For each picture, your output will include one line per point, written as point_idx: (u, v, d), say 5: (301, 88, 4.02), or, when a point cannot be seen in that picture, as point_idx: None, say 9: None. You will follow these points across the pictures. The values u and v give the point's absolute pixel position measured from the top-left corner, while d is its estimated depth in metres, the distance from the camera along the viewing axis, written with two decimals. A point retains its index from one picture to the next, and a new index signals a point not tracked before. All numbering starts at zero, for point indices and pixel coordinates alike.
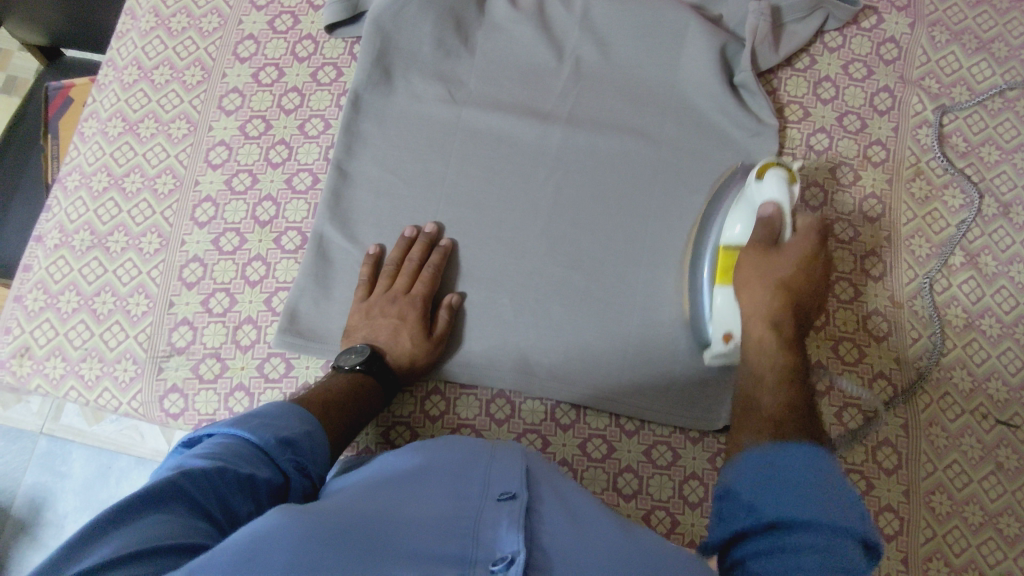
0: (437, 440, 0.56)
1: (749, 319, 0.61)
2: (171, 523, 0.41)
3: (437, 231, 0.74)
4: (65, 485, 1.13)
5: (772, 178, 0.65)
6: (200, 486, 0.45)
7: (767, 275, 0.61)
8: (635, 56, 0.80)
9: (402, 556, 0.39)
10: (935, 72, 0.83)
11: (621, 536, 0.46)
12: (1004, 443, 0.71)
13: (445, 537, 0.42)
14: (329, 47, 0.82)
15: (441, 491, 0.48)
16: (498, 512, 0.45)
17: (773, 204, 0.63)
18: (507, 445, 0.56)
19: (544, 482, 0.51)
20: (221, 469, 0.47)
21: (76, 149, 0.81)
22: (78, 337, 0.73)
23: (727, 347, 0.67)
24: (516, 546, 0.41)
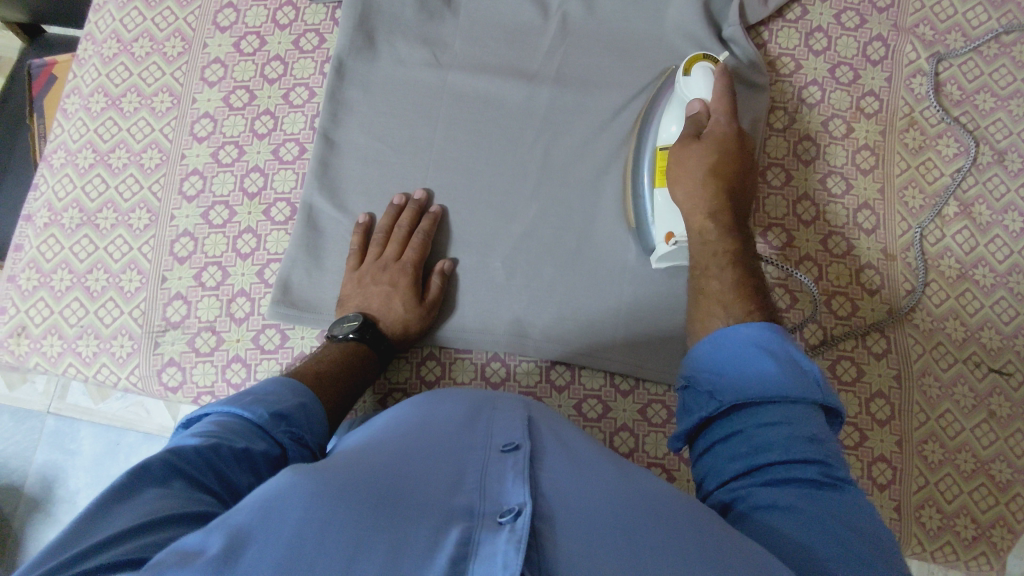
0: (437, 395, 0.56)
1: (691, 214, 0.65)
2: (171, 497, 0.42)
3: (426, 198, 0.74)
4: (75, 462, 1.15)
5: (698, 73, 0.67)
6: (194, 463, 0.45)
7: (699, 171, 0.64)
8: (622, 11, 0.78)
9: (413, 506, 0.39)
10: (930, 19, 0.81)
11: (623, 483, 0.45)
12: (997, 391, 0.71)
13: (451, 489, 0.42)
14: (311, 13, 0.81)
15: (444, 440, 0.48)
16: (503, 464, 0.45)
17: (700, 101, 0.67)
18: (508, 399, 0.56)
19: (547, 431, 0.51)
20: (215, 446, 0.47)
21: (59, 126, 0.80)
22: (74, 314, 0.73)
23: (671, 248, 0.68)
24: (523, 497, 0.40)
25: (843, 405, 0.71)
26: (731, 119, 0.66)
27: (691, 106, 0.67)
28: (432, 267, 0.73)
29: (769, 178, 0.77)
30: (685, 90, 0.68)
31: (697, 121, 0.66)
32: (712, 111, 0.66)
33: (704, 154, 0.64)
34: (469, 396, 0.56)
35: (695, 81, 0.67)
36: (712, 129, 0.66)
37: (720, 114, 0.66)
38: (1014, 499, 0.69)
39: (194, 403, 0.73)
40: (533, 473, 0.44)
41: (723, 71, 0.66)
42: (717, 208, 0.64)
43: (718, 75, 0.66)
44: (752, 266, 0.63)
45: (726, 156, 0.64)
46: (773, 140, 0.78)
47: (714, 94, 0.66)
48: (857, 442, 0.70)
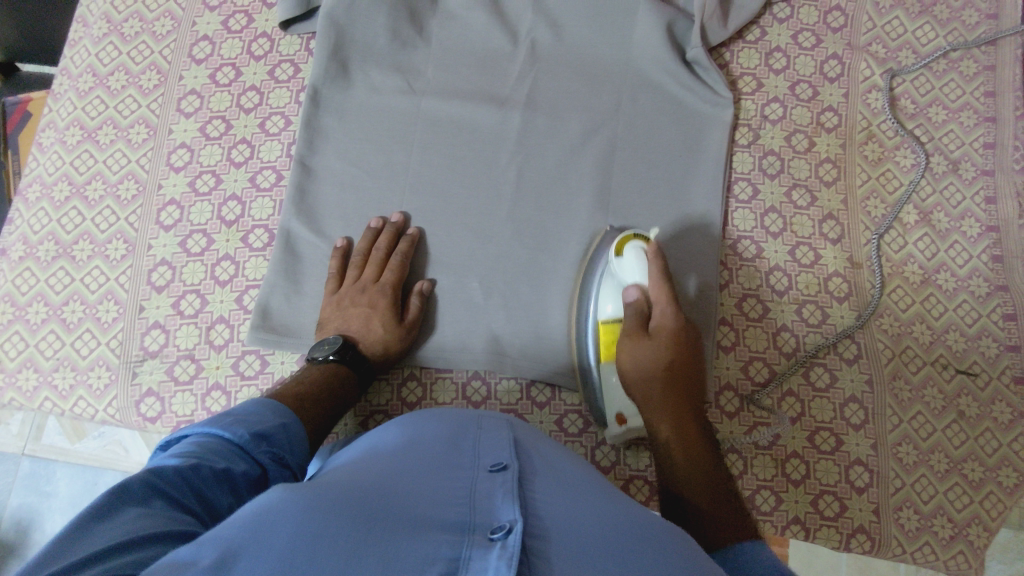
0: (423, 415, 0.56)
1: (651, 421, 0.64)
2: (151, 516, 0.42)
3: (403, 221, 0.75)
4: (51, 504, 1.12)
5: (632, 257, 0.67)
6: (175, 483, 0.45)
7: (651, 366, 0.64)
8: (589, 36, 0.81)
9: (406, 522, 0.39)
10: (882, 37, 0.85)
11: (607, 504, 0.46)
12: (965, 392, 0.73)
13: (441, 505, 0.42)
14: (286, 44, 0.82)
15: (434, 460, 0.48)
16: (492, 482, 0.45)
17: (636, 285, 0.66)
18: (494, 419, 0.56)
19: (533, 451, 0.52)
20: (196, 466, 0.47)
21: (35, 160, 0.80)
22: (50, 347, 0.73)
23: (623, 429, 0.68)
24: (514, 514, 0.40)
25: (818, 411, 0.73)
26: (675, 308, 0.66)
27: (629, 294, 0.66)
28: (411, 289, 0.74)
29: (737, 193, 0.80)
30: (620, 273, 0.68)
31: (639, 309, 0.66)
32: (654, 300, 0.66)
33: (656, 354, 0.64)
34: (455, 416, 0.56)
35: (629, 263, 0.67)
36: (659, 325, 0.65)
37: (663, 303, 0.66)
38: (988, 497, 0.70)
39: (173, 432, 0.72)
40: (522, 491, 0.45)
41: (655, 252, 0.67)
42: (674, 402, 0.63)
43: (652, 258, 0.66)
44: (711, 450, 0.62)
45: (675, 350, 0.64)
46: (739, 156, 0.81)
47: (651, 279, 0.66)
48: (834, 447, 0.72)
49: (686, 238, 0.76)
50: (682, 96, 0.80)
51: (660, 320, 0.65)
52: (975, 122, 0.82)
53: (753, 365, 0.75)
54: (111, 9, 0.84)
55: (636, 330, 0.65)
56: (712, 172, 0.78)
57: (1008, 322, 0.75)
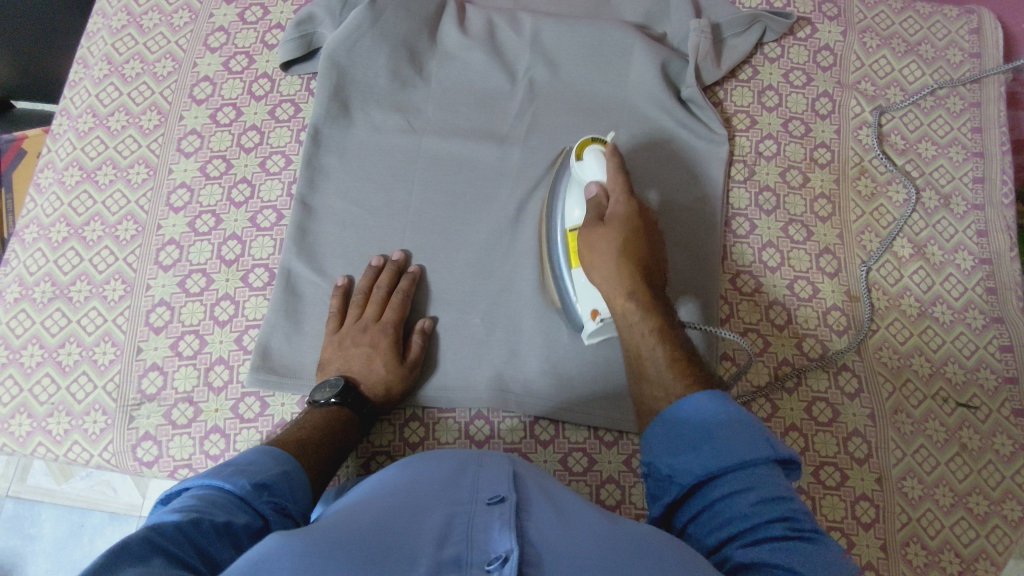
0: (422, 456, 0.55)
1: (611, 297, 0.63)
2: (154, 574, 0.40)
3: (404, 258, 0.75)
4: (36, 547, 1.09)
5: (591, 157, 0.67)
6: (176, 540, 0.44)
7: (612, 256, 0.62)
8: (585, 75, 0.83)
9: (401, 559, 0.39)
10: (870, 75, 0.87)
11: (606, 525, 0.46)
12: (966, 424, 0.74)
13: (437, 542, 0.42)
14: (286, 84, 0.83)
15: (429, 496, 0.48)
16: (490, 515, 0.45)
17: (597, 183, 0.66)
18: (494, 454, 0.56)
19: (533, 484, 0.51)
20: (197, 520, 0.46)
21: (32, 201, 0.80)
22: (44, 391, 0.72)
23: (597, 325, 0.67)
24: (509, 543, 0.40)
25: (822, 446, 0.73)
26: (630, 197, 0.65)
27: (588, 190, 0.66)
28: (413, 326, 0.74)
29: (734, 229, 0.80)
30: (581, 175, 0.68)
31: (597, 204, 0.65)
32: (610, 192, 0.65)
33: (612, 238, 0.63)
34: (454, 454, 0.55)
35: (589, 165, 0.67)
36: (614, 214, 0.64)
37: (618, 193, 0.65)
38: (995, 531, 0.70)
39: (170, 477, 0.70)
40: (521, 523, 0.44)
41: (612, 150, 0.66)
42: (636, 287, 0.61)
43: (609, 155, 0.66)
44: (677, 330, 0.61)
45: (632, 237, 0.63)
46: (735, 191, 0.82)
47: (609, 174, 0.66)
48: (838, 482, 0.71)
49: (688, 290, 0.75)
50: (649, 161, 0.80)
51: (618, 206, 0.64)
52: (963, 157, 0.84)
53: (757, 402, 0.74)
54: (112, 50, 0.85)
55: (594, 221, 0.65)
56: (710, 210, 0.79)
57: (1005, 354, 0.76)
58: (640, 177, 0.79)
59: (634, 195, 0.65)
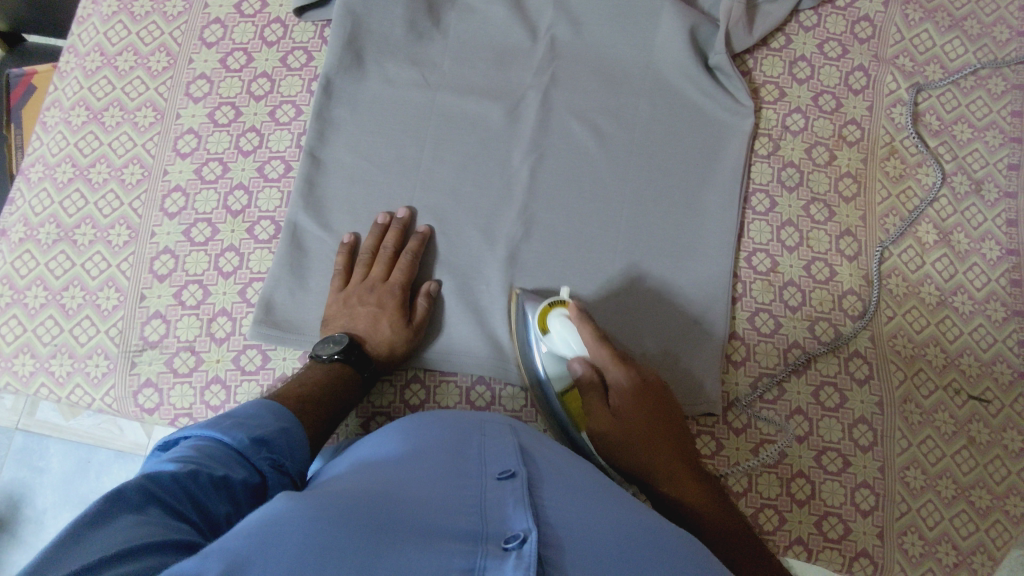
0: (427, 419, 0.54)
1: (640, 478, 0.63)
2: (147, 524, 0.40)
3: (409, 216, 0.74)
4: (42, 479, 1.12)
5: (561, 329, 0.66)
6: (171, 490, 0.44)
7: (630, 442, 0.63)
8: (610, 36, 0.80)
9: (414, 529, 0.38)
10: (909, 50, 0.83)
11: (620, 511, 0.45)
12: (976, 418, 0.72)
13: (449, 514, 0.41)
14: (299, 30, 0.81)
15: (435, 466, 0.47)
16: (502, 491, 0.44)
17: (580, 359, 0.66)
18: (499, 424, 0.55)
19: (540, 458, 0.50)
20: (193, 474, 0.46)
21: (38, 139, 0.78)
22: (48, 333, 0.71)
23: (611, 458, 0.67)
24: (528, 523, 0.39)
25: (826, 431, 0.72)
26: (622, 362, 0.65)
27: (576, 369, 0.66)
28: (419, 288, 0.73)
29: (754, 205, 0.78)
30: (554, 348, 0.67)
31: (591, 381, 0.65)
32: (602, 365, 0.65)
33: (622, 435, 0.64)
34: (459, 421, 0.54)
35: (559, 336, 0.66)
36: (619, 403, 0.64)
37: (611, 368, 0.65)
38: (995, 526, 0.69)
39: (170, 425, 0.71)
40: (534, 500, 0.44)
41: (581, 317, 0.66)
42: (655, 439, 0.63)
43: (581, 326, 0.65)
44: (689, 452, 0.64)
45: (641, 393, 0.64)
46: (757, 166, 0.79)
47: (590, 347, 0.66)
48: (840, 468, 0.71)
49: (681, 289, 0.74)
50: (667, 150, 0.77)
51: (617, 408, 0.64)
52: (1000, 142, 0.80)
53: (761, 381, 0.73)
54: None
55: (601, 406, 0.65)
56: (728, 183, 0.76)
57: None
58: (612, 152, 0.77)
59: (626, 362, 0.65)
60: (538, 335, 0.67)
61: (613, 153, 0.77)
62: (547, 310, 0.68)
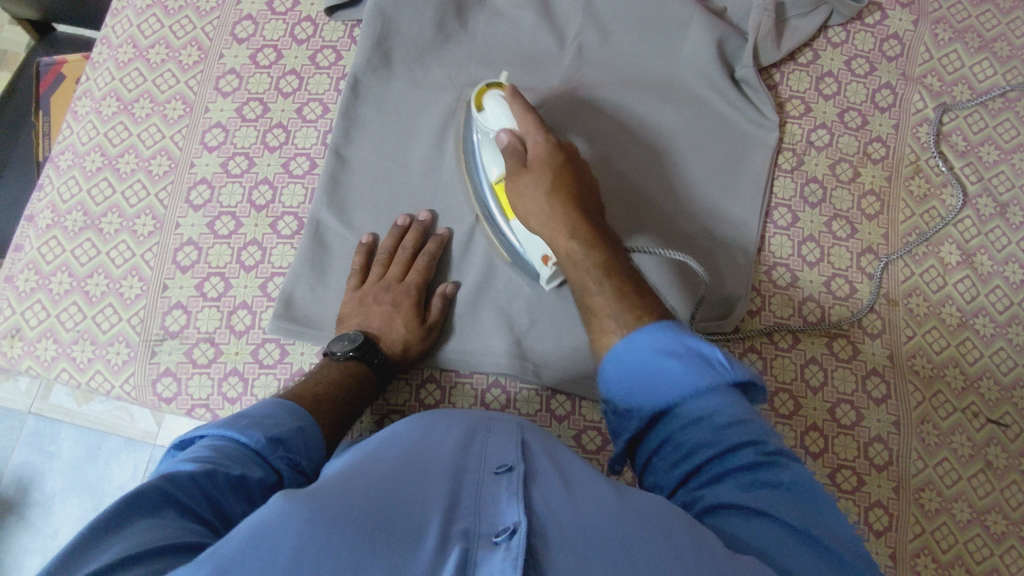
0: (432, 415, 0.54)
1: (552, 237, 0.64)
2: (165, 526, 0.40)
3: (430, 219, 0.74)
4: (53, 464, 1.13)
5: (494, 106, 0.69)
6: (189, 491, 0.44)
7: (540, 196, 0.64)
8: (636, 45, 0.80)
9: (410, 529, 0.38)
10: (938, 70, 0.82)
11: (615, 497, 0.45)
12: (994, 442, 0.72)
13: (446, 514, 0.41)
14: (329, 30, 0.81)
15: (435, 461, 0.47)
16: (497, 487, 0.44)
17: (507, 130, 0.67)
18: (504, 421, 0.55)
19: (541, 452, 0.50)
20: (211, 472, 0.46)
21: (69, 127, 0.79)
22: (71, 319, 0.72)
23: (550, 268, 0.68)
24: (517, 515, 0.40)
25: (841, 448, 0.71)
26: (545, 134, 0.67)
27: (501, 138, 0.67)
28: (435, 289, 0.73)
29: (775, 219, 0.78)
30: (488, 126, 0.70)
31: (514, 149, 0.66)
32: (526, 135, 0.67)
33: (540, 182, 0.64)
34: (462, 417, 0.54)
35: (492, 112, 0.69)
36: (537, 157, 0.66)
37: (533, 134, 0.67)
38: (1010, 552, 0.69)
39: (187, 415, 0.71)
40: (528, 494, 0.44)
41: (512, 94, 0.69)
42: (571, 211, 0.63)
43: (510, 99, 0.68)
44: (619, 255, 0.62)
45: (557, 172, 0.65)
46: (780, 180, 0.79)
47: (517, 117, 0.68)
48: (854, 487, 0.70)
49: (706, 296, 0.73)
50: (690, 161, 0.77)
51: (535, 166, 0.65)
52: None
53: (778, 397, 0.73)
54: None
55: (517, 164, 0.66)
56: (750, 195, 0.77)
57: None
58: (636, 160, 0.77)
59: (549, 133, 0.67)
60: (474, 114, 0.71)
61: (637, 159, 0.77)
62: (484, 92, 0.71)
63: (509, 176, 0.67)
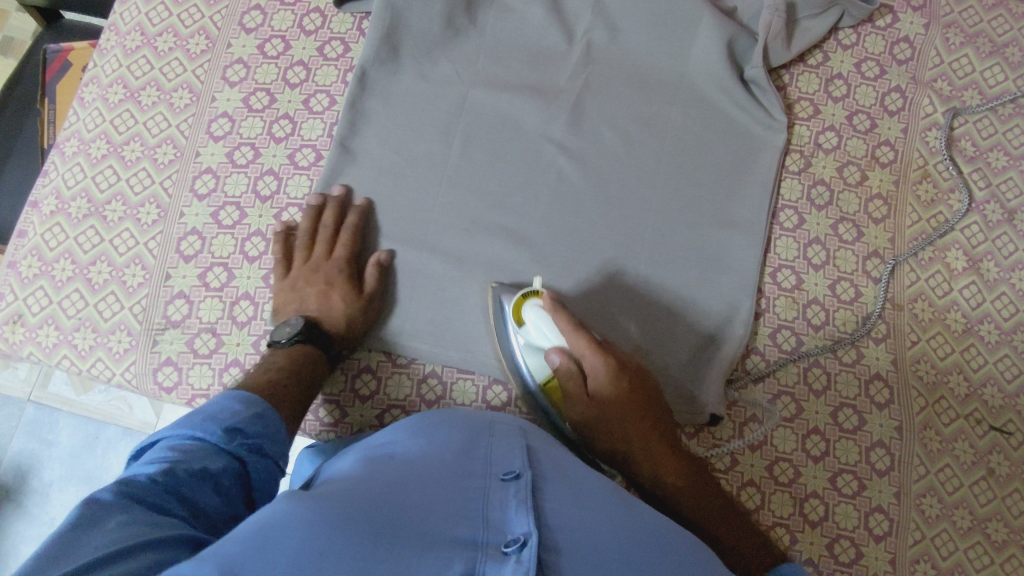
0: (431, 416, 0.55)
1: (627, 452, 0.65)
2: (136, 521, 0.42)
3: (344, 194, 0.74)
4: (51, 452, 1.12)
5: (540, 322, 0.66)
6: (150, 489, 0.45)
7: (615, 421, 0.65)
8: (646, 44, 0.80)
9: (414, 535, 0.38)
10: (948, 74, 0.82)
11: (622, 512, 0.46)
12: (997, 450, 0.71)
13: (451, 518, 0.41)
14: (337, 21, 0.81)
15: (439, 465, 0.47)
16: (505, 493, 0.44)
17: (557, 349, 0.66)
18: (508, 425, 0.55)
19: (546, 459, 0.50)
20: (170, 470, 0.48)
21: (75, 114, 0.79)
22: (73, 306, 0.72)
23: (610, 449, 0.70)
24: (527, 526, 0.40)
25: (843, 453, 0.71)
26: (599, 348, 0.65)
27: (553, 359, 0.66)
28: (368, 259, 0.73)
29: (782, 221, 0.77)
30: (532, 338, 0.68)
31: (568, 370, 0.65)
32: (580, 356, 0.65)
33: (614, 395, 0.64)
34: (465, 421, 0.54)
35: (537, 327, 0.67)
36: (598, 385, 0.65)
37: (589, 355, 0.65)
38: (1010, 560, 0.68)
39: (187, 405, 0.71)
40: (536, 502, 0.44)
41: (556, 311, 0.66)
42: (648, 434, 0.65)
43: (558, 317, 0.66)
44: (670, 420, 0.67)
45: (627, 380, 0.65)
46: (787, 182, 0.78)
47: (567, 336, 0.66)
48: (855, 491, 0.70)
49: (697, 298, 0.74)
50: (698, 160, 0.77)
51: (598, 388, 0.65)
52: None
53: (780, 399, 0.72)
54: None
55: (581, 393, 0.65)
56: (757, 196, 0.76)
57: None
58: (642, 159, 0.76)
59: (602, 348, 0.65)
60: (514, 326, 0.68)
61: (643, 158, 0.77)
62: (522, 301, 0.68)
63: (570, 398, 0.66)
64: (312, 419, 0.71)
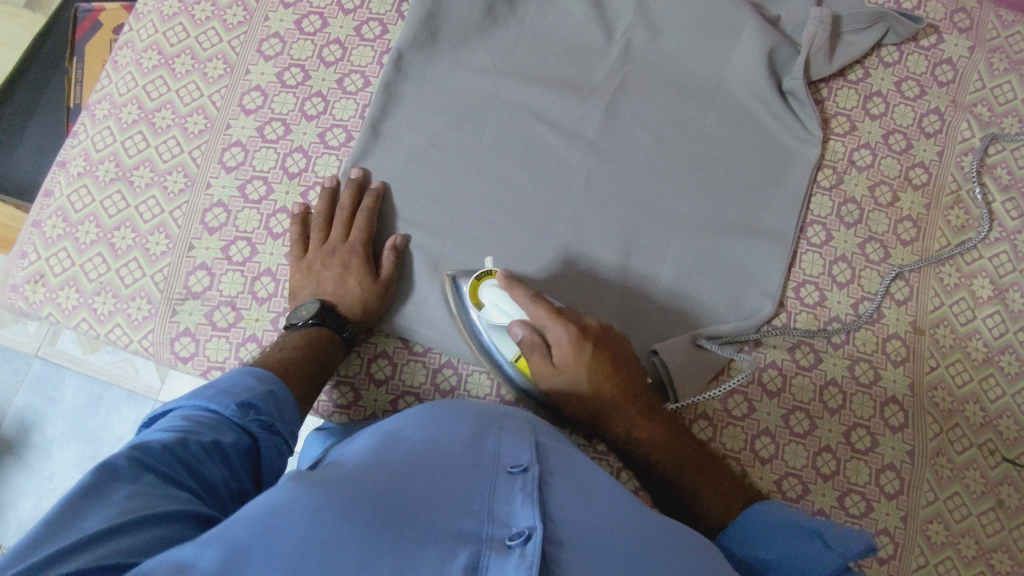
0: (442, 406, 0.54)
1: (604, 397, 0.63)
2: (144, 494, 0.41)
3: (362, 176, 0.73)
4: (55, 410, 1.13)
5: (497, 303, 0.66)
6: (162, 457, 0.44)
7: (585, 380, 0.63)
8: (686, 48, 0.79)
9: (420, 527, 0.37)
10: (989, 100, 0.81)
11: (630, 510, 0.45)
12: (1008, 481, 0.71)
13: (458, 511, 0.40)
14: (377, 2, 0.80)
15: (449, 455, 0.46)
16: (511, 486, 0.44)
17: (521, 323, 0.64)
18: (514, 419, 0.54)
19: (555, 455, 0.50)
20: (183, 439, 0.47)
21: (108, 77, 0.79)
22: (94, 270, 0.72)
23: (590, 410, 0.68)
24: (532, 520, 0.39)
25: (853, 473, 0.71)
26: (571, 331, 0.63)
27: (516, 332, 0.64)
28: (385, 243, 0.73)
29: (809, 236, 0.77)
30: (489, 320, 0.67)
31: (535, 345, 0.64)
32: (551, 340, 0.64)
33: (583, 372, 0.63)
34: (475, 412, 0.54)
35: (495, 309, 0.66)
36: (563, 355, 0.63)
37: (558, 329, 0.63)
38: None
39: (201, 376, 0.71)
40: (542, 496, 0.44)
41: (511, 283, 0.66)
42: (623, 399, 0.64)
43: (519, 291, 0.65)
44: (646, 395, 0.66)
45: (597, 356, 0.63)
46: (817, 197, 0.78)
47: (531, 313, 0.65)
48: (862, 512, 0.70)
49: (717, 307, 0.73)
50: (730, 168, 0.76)
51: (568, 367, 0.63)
52: None
53: (794, 415, 0.72)
54: None
55: (547, 365, 0.64)
56: (786, 209, 0.76)
57: None
58: (672, 163, 0.76)
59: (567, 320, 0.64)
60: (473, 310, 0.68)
61: (674, 162, 0.76)
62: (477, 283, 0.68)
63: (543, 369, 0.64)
64: (324, 400, 0.71)
